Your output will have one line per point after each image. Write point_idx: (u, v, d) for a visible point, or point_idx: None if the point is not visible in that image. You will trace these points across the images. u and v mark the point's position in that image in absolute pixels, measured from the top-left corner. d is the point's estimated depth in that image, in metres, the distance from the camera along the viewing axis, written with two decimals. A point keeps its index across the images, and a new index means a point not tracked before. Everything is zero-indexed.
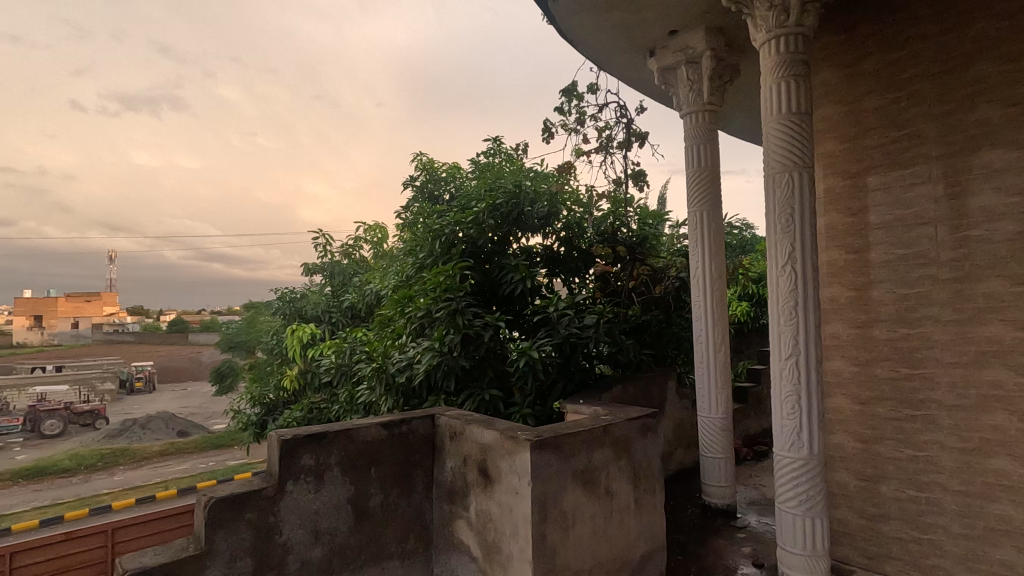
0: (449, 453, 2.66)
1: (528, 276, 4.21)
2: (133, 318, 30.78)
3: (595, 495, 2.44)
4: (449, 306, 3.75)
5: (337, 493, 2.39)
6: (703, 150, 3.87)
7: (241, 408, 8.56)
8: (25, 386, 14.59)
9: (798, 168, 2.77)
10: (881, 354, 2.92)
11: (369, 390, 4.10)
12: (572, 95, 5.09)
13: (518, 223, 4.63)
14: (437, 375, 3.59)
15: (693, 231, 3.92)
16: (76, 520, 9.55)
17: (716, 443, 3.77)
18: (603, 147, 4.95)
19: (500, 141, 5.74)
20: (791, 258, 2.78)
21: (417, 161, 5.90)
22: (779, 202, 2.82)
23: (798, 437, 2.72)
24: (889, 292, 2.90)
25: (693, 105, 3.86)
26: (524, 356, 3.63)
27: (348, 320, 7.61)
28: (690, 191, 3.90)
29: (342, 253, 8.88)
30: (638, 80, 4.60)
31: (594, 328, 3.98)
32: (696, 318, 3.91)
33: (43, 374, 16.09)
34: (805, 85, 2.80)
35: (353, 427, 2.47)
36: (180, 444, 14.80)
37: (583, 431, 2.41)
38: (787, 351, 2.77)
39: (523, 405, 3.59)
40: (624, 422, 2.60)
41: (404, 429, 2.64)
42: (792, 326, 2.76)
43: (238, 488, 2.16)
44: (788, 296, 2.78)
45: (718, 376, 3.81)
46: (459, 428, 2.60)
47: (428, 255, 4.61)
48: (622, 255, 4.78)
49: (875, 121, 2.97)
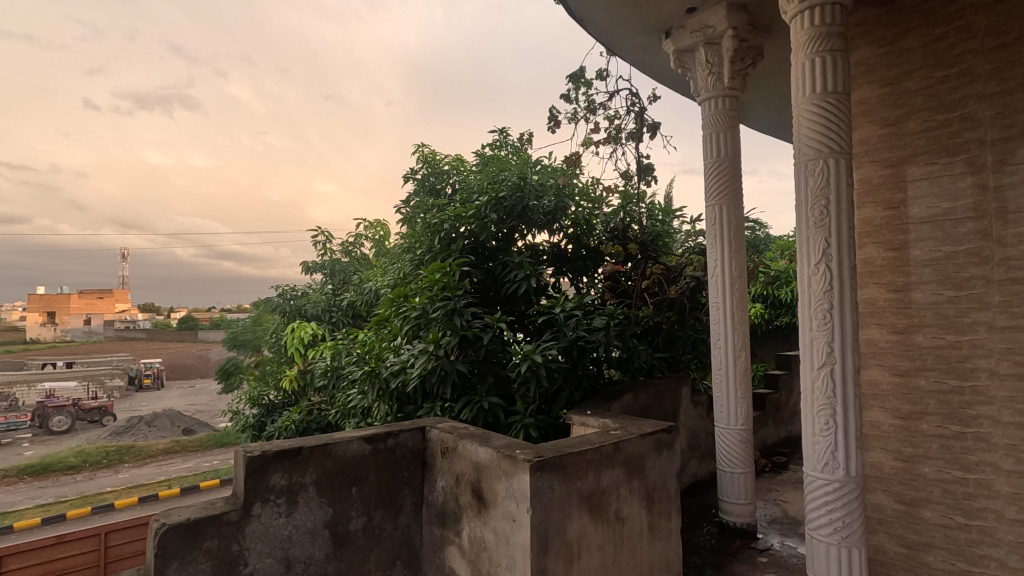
0: (440, 470, 2.39)
1: (533, 274, 3.93)
2: (145, 314, 31.01)
3: (603, 522, 2.15)
4: (446, 306, 3.48)
5: (312, 517, 2.12)
6: (724, 140, 3.55)
7: (241, 409, 8.37)
8: (36, 382, 14.96)
9: (833, 154, 2.47)
10: (925, 364, 2.61)
11: (361, 395, 3.84)
12: (578, 81, 4.80)
13: (523, 218, 4.35)
14: (432, 380, 3.31)
15: (711, 228, 3.62)
16: (73, 521, 9.37)
17: (734, 457, 3.47)
18: (612, 138, 4.65)
19: (506, 133, 5.45)
20: (826, 254, 2.47)
21: (418, 153, 5.65)
22: (812, 191, 2.51)
23: (832, 457, 2.42)
24: (933, 294, 2.60)
25: (711, 90, 3.56)
26: (526, 360, 3.32)
27: (350, 319, 7.36)
28: (709, 184, 3.60)
29: (343, 251, 8.64)
30: (651, 66, 4.31)
31: (604, 331, 3.69)
32: (714, 321, 3.62)
33: (51, 370, 16.03)
34: (844, 61, 2.49)
35: (331, 441, 2.21)
36: (184, 441, 14.63)
37: (590, 450, 2.13)
38: (821, 360, 2.47)
39: (525, 414, 3.29)
40: (636, 438, 2.31)
41: (391, 444, 2.38)
42: (827, 332, 2.45)
43: (196, 514, 1.90)
44: (822, 297, 2.47)
45: (738, 384, 3.50)
46: (451, 442, 2.33)
47: (427, 251, 4.36)
48: (634, 254, 4.47)
49: (919, 103, 2.66)
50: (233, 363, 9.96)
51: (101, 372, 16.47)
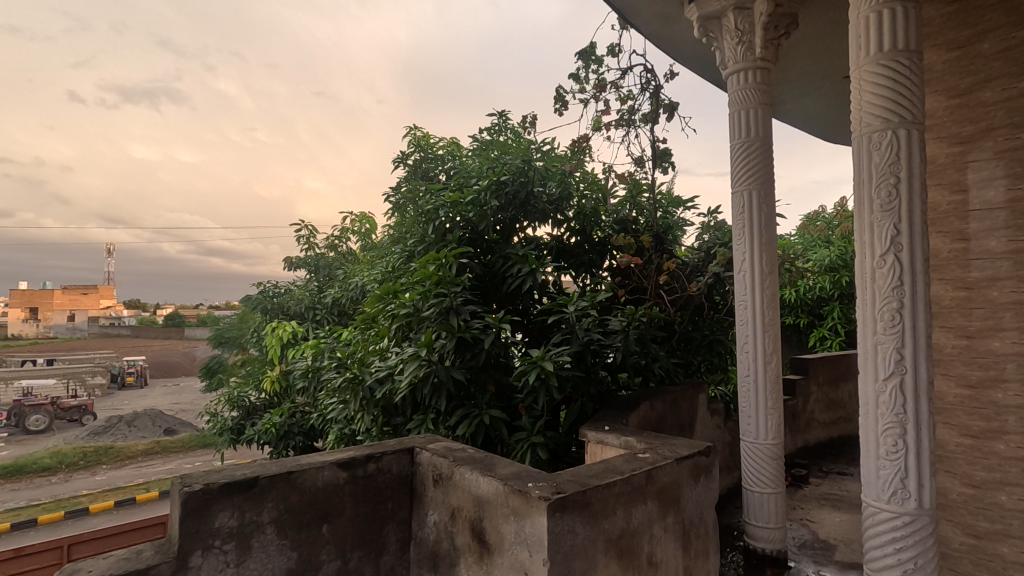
0: (432, 502, 1.96)
1: (537, 268, 3.52)
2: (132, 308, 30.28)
3: (633, 570, 1.74)
4: (441, 304, 3.05)
5: (270, 565, 1.69)
6: (756, 117, 3.14)
7: (220, 412, 7.89)
8: (14, 378, 13.81)
9: (904, 124, 2.07)
10: (1001, 374, 2.22)
11: (343, 406, 3.39)
12: (589, 58, 4.39)
13: (525, 207, 3.92)
14: (424, 390, 2.88)
15: (738, 217, 3.22)
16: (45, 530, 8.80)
17: (764, 476, 3.08)
18: (624, 120, 4.25)
19: (506, 117, 5.01)
20: (895, 244, 2.07)
21: (409, 136, 5.20)
22: (877, 168, 2.11)
23: (902, 486, 2.02)
24: (1012, 292, 2.20)
25: (741, 61, 3.16)
26: (533, 367, 2.87)
27: (334, 317, 6.88)
28: (738, 167, 3.20)
29: (327, 246, 8.12)
30: (668, 39, 3.91)
31: (620, 334, 3.30)
32: (741, 321, 3.21)
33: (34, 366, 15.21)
34: (917, 12, 2.09)
35: (297, 468, 1.77)
36: (165, 441, 13.98)
37: (618, 481, 1.71)
38: (887, 370, 2.06)
39: (531, 430, 2.88)
40: (671, 464, 1.91)
41: (371, 469, 1.95)
42: (896, 336, 2.05)
43: (112, 569, 1.46)
44: (889, 294, 2.07)
45: (769, 393, 3.11)
46: (445, 468, 1.91)
47: (419, 242, 3.94)
48: (646, 247, 4.04)
49: (996, 68, 2.28)
50: (217, 360, 9.31)
51: (82, 368, 15.01)
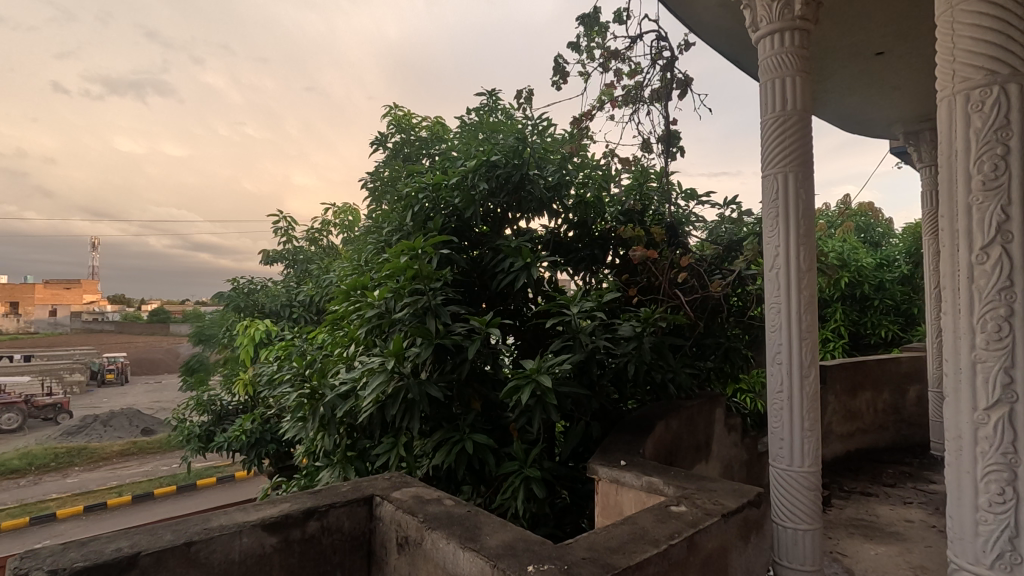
0: (394, 573, 1.47)
1: (532, 262, 3.02)
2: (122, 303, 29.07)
3: None
4: (416, 304, 2.55)
5: None
6: (794, 87, 2.66)
7: (189, 417, 7.26)
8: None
9: (1016, 78, 1.58)
10: None
11: (302, 423, 2.90)
12: (592, 26, 3.89)
13: (521, 194, 3.39)
14: (393, 410, 2.39)
15: (770, 205, 2.74)
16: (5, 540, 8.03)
17: (800, 510, 2.60)
18: (631, 96, 3.77)
19: (497, 96, 4.48)
20: (1002, 232, 1.58)
21: (389, 116, 4.67)
22: (978, 134, 1.63)
23: (1014, 548, 1.55)
24: None
25: (777, 21, 2.69)
26: (528, 383, 2.37)
27: (311, 316, 6.31)
28: (769, 145, 2.73)
29: (307, 239, 7.52)
30: (685, 3, 3.43)
31: (634, 343, 2.79)
32: (773, 327, 2.73)
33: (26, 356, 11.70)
34: None
35: (200, 537, 1.29)
36: (142, 441, 13.15)
37: (655, 558, 1.22)
38: (991, 396, 1.59)
39: (524, 460, 2.40)
40: (717, 523, 1.43)
41: (312, 530, 1.46)
42: (1003, 352, 1.58)
43: None
44: (994, 297, 1.59)
45: (806, 412, 2.64)
46: (412, 531, 1.42)
47: (396, 232, 3.44)
48: (657, 240, 3.55)
49: None
50: (197, 359, 8.14)
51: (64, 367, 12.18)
